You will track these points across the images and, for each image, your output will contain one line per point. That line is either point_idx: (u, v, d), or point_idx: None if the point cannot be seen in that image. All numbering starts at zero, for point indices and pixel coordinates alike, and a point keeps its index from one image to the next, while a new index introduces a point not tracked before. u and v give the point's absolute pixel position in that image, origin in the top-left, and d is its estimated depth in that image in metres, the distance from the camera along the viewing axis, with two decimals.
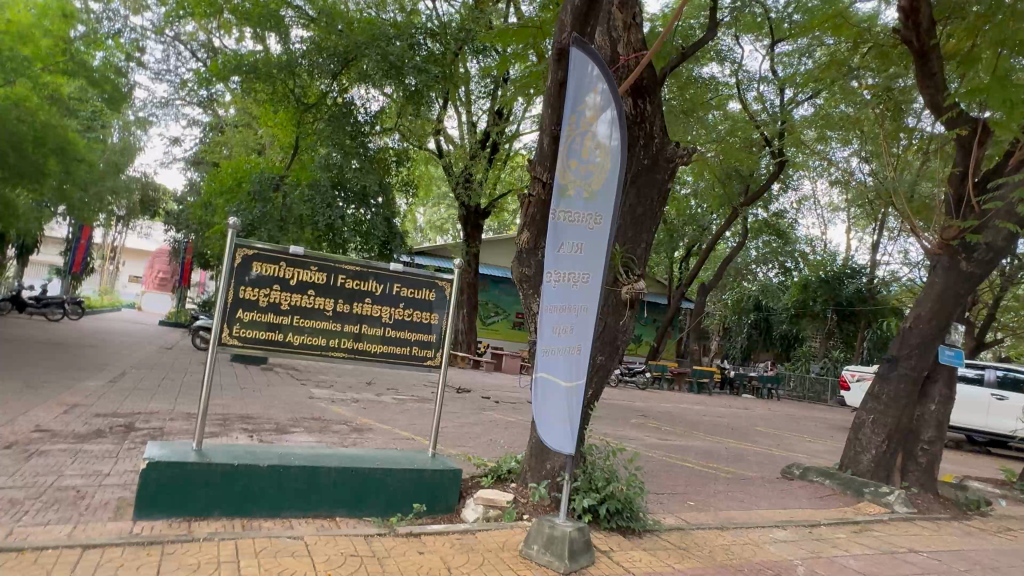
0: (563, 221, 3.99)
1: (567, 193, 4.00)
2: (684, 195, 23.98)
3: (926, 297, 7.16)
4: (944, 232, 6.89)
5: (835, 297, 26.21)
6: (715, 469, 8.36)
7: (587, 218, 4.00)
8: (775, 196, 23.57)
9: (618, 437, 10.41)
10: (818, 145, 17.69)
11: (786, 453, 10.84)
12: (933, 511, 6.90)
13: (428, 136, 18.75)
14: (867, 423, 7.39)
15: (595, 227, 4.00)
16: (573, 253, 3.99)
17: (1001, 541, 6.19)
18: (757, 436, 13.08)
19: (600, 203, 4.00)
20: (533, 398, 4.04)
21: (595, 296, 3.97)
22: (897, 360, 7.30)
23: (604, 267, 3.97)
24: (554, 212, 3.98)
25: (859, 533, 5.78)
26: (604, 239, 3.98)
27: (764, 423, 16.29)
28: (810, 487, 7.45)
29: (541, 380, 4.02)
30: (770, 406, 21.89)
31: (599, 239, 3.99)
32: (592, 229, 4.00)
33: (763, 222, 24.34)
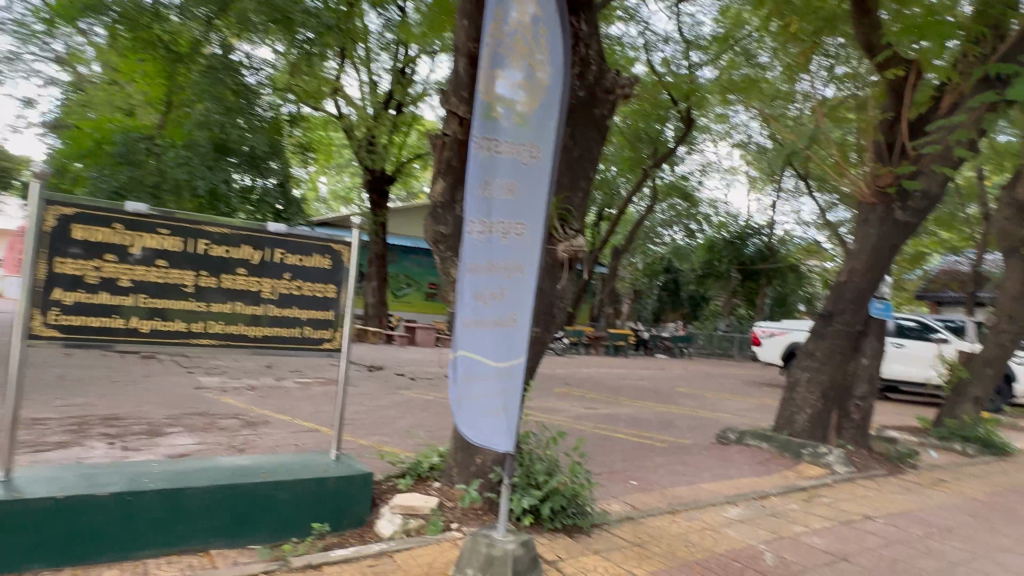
0: (490, 152, 3.10)
1: (492, 116, 3.12)
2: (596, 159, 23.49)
3: (861, 249, 6.90)
4: (878, 178, 6.67)
5: (739, 257, 27.65)
6: (649, 439, 7.90)
7: (522, 152, 3.14)
8: (682, 158, 23.63)
9: (544, 410, 9.77)
10: (727, 105, 17.59)
11: (712, 415, 10.66)
12: (869, 468, 6.74)
13: (324, 97, 16.95)
14: (801, 382, 7.13)
15: (532, 162, 3.16)
16: (501, 195, 3.12)
17: (941, 496, 6.05)
18: (680, 398, 12.94)
19: (536, 130, 3.16)
20: (452, 384, 3.17)
21: (534, 250, 3.15)
22: (831, 316, 7.05)
23: (545, 213, 3.15)
24: (474, 140, 3.07)
25: (809, 502, 5.41)
26: (545, 178, 3.16)
27: (682, 383, 16.36)
28: (747, 452, 7.14)
29: (461, 361, 3.15)
30: (685, 366, 22.20)
31: (541, 178, 3.16)
32: (529, 166, 3.15)
33: (671, 185, 24.38)
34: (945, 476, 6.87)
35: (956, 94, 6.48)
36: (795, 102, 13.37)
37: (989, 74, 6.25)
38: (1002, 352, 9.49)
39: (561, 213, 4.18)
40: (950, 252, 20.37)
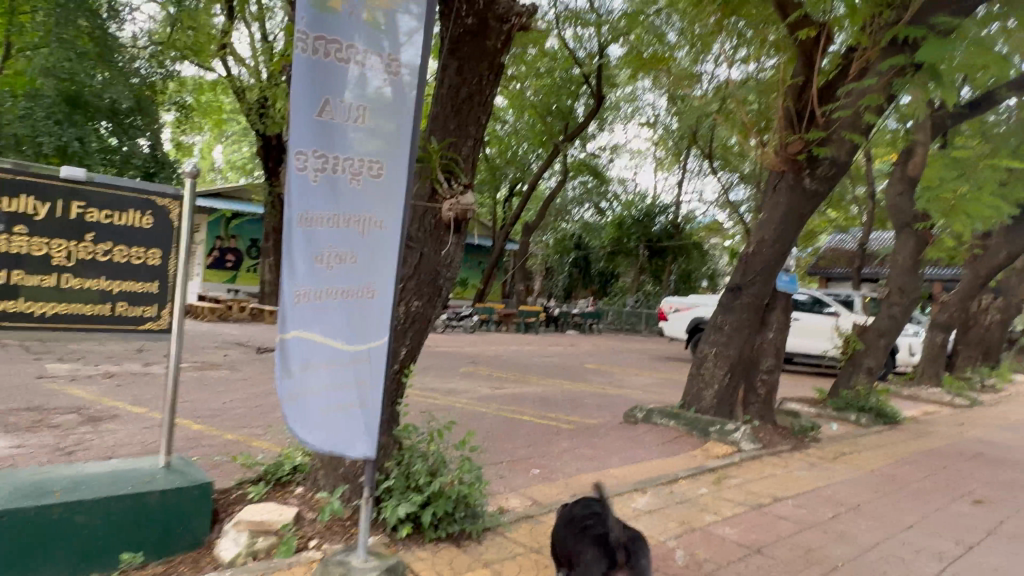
0: (330, 58, 2.73)
1: (332, 8, 2.73)
2: (507, 134, 22.82)
3: (769, 220, 6.69)
4: (788, 145, 6.39)
5: (646, 235, 27.99)
6: (555, 420, 7.46)
7: (372, 81, 2.80)
8: (594, 134, 23.39)
9: (446, 392, 9.14)
10: (637, 80, 17.37)
11: (621, 392, 10.43)
12: (775, 443, 6.60)
13: (209, 56, 15.21)
14: (709, 357, 6.93)
15: (387, 93, 2.81)
16: (343, 123, 2.75)
17: (844, 470, 5.96)
18: (589, 374, 12.71)
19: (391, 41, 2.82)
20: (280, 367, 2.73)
21: (395, 208, 2.80)
22: (740, 288, 6.84)
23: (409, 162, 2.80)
24: (299, 40, 2.70)
25: (718, 485, 5.11)
26: (406, 102, 2.80)
27: (591, 359, 16.23)
28: (655, 432, 6.84)
29: (294, 342, 2.74)
30: (594, 341, 22.26)
31: (399, 103, 2.80)
32: (380, 95, 2.80)
33: (580, 162, 24.19)
34: (847, 448, 6.86)
35: (865, 58, 6.22)
36: (704, 76, 13.20)
37: (897, 38, 5.97)
38: (893, 323, 9.81)
39: (449, 165, 3.53)
40: (839, 231, 21.40)
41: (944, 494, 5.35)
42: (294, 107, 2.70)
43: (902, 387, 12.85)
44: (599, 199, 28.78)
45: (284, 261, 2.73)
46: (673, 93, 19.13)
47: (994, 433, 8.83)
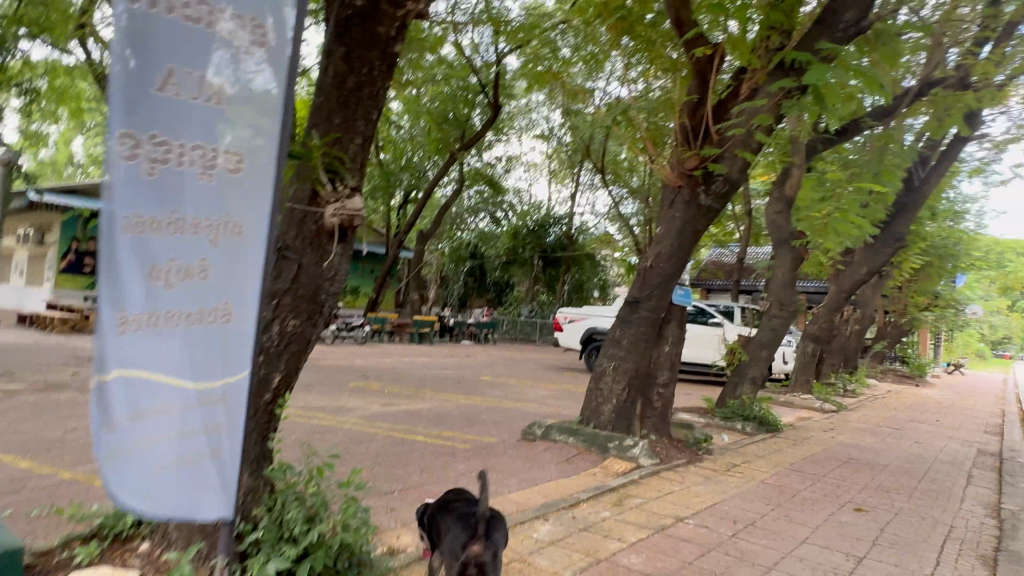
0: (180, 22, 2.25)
1: None
2: (402, 139, 22.25)
3: (666, 234, 6.71)
4: (684, 161, 6.47)
5: (541, 245, 28.77)
6: (451, 440, 7.10)
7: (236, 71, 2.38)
8: (490, 144, 23.34)
9: (332, 411, 8.50)
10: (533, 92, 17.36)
11: (518, 405, 10.25)
12: (672, 457, 6.62)
13: (67, 39, 13.51)
14: (607, 371, 6.88)
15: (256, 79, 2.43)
16: (188, 101, 2.28)
17: (737, 482, 6.06)
18: (485, 388, 12.43)
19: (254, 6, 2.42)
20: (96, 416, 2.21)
21: (258, 222, 2.45)
22: (638, 302, 6.83)
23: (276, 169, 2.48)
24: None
25: (620, 506, 4.97)
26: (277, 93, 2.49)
27: (487, 370, 15.98)
28: (554, 450, 6.67)
29: (115, 385, 2.22)
30: (489, 352, 22.08)
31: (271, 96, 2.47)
32: (245, 86, 2.40)
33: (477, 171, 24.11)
34: (737, 459, 7.02)
35: (755, 80, 6.40)
36: (599, 92, 13.36)
37: (784, 62, 6.19)
38: (774, 335, 10.34)
39: (333, 164, 3.08)
40: (719, 246, 22.69)
41: (828, 502, 5.53)
42: (119, 76, 2.14)
43: (779, 395, 13.63)
44: (495, 208, 28.79)
45: (101, 280, 2.17)
46: (568, 106, 19.45)
47: (861, 437, 9.48)
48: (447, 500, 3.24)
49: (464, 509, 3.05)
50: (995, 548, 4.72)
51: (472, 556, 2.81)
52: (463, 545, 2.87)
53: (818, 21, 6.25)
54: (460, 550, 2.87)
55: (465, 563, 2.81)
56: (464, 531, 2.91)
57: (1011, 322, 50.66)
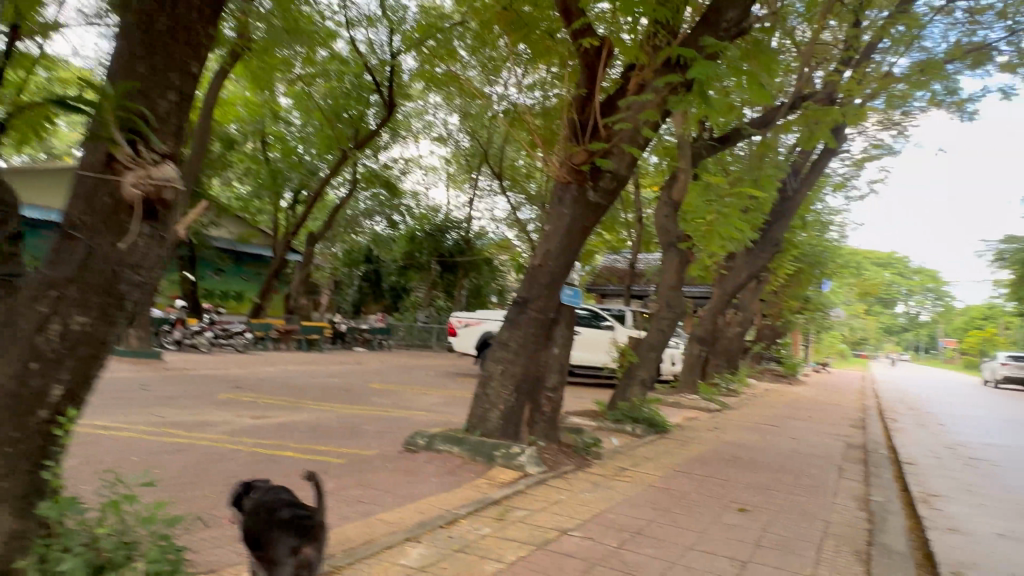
0: None
1: None
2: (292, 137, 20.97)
3: (554, 231, 6.46)
4: (572, 156, 6.24)
5: (439, 250, 28.32)
6: (324, 454, 6.45)
7: None
8: (386, 145, 22.55)
9: (191, 427, 7.55)
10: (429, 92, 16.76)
11: (404, 414, 9.68)
12: (559, 464, 6.36)
13: None
14: (495, 375, 6.52)
15: None
16: None
17: (624, 487, 5.89)
18: (372, 397, 11.71)
19: None
20: None
21: None
22: (526, 303, 6.53)
23: None
24: None
25: (502, 521, 4.61)
26: None
27: (377, 378, 15.22)
28: (436, 461, 6.23)
29: None
30: (382, 359, 21.19)
31: None
32: None
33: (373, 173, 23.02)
34: (625, 463, 6.89)
35: (642, 76, 6.30)
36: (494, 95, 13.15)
37: (670, 58, 6.12)
38: (662, 337, 10.46)
39: (133, 125, 2.70)
40: (613, 252, 23.15)
41: (712, 504, 5.45)
42: None
43: (668, 395, 13.91)
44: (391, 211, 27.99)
45: None
46: (466, 108, 19.14)
47: (744, 435, 9.73)
48: (262, 492, 3.02)
49: (287, 507, 2.88)
50: (868, 542, 4.79)
51: (303, 558, 2.76)
52: (288, 547, 2.77)
53: (702, 20, 6.24)
54: (284, 552, 2.76)
55: (295, 566, 2.75)
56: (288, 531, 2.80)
57: (867, 325, 55.99)
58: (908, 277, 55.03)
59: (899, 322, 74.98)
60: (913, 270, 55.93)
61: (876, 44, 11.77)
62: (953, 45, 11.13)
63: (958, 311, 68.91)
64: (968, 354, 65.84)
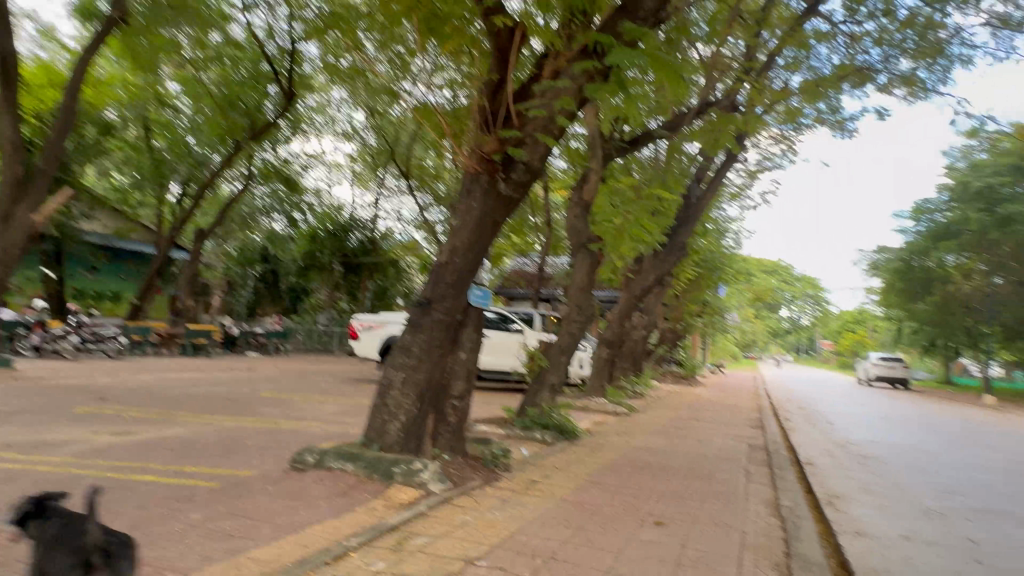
0: None
1: None
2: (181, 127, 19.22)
3: (462, 225, 5.94)
4: (482, 144, 5.72)
5: (342, 250, 27.11)
6: (193, 479, 5.57)
7: None
8: (286, 139, 20.91)
9: (32, 449, 6.40)
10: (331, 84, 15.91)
11: (296, 426, 8.82)
12: (466, 480, 5.84)
13: None
14: (395, 384, 5.92)
15: None
16: None
17: (535, 502, 5.47)
18: (262, 407, 10.70)
19: None
20: None
21: None
22: (430, 304, 5.96)
23: None
24: None
25: (398, 553, 4.05)
26: None
27: (270, 386, 14.03)
28: (327, 481, 5.54)
29: None
30: (278, 364, 19.80)
31: None
32: None
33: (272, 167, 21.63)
34: (535, 474, 6.48)
35: (558, 63, 5.92)
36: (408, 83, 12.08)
37: (588, 44, 5.78)
38: (573, 340, 10.20)
39: None
40: (521, 256, 22.99)
41: (627, 518, 5.13)
42: None
43: (576, 400, 13.74)
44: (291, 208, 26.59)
45: None
46: (373, 104, 18.30)
47: (652, 440, 9.64)
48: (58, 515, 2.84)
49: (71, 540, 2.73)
50: (785, 553, 4.61)
51: None
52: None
53: (620, 6, 5.95)
54: None
55: None
56: (76, 563, 2.69)
57: (756, 329, 59.57)
58: (791, 283, 59.09)
59: (783, 327, 80.43)
60: (795, 277, 60.30)
61: (774, 59, 12.18)
62: (843, 62, 11.71)
63: (833, 316, 74.97)
64: (842, 355, 71.73)
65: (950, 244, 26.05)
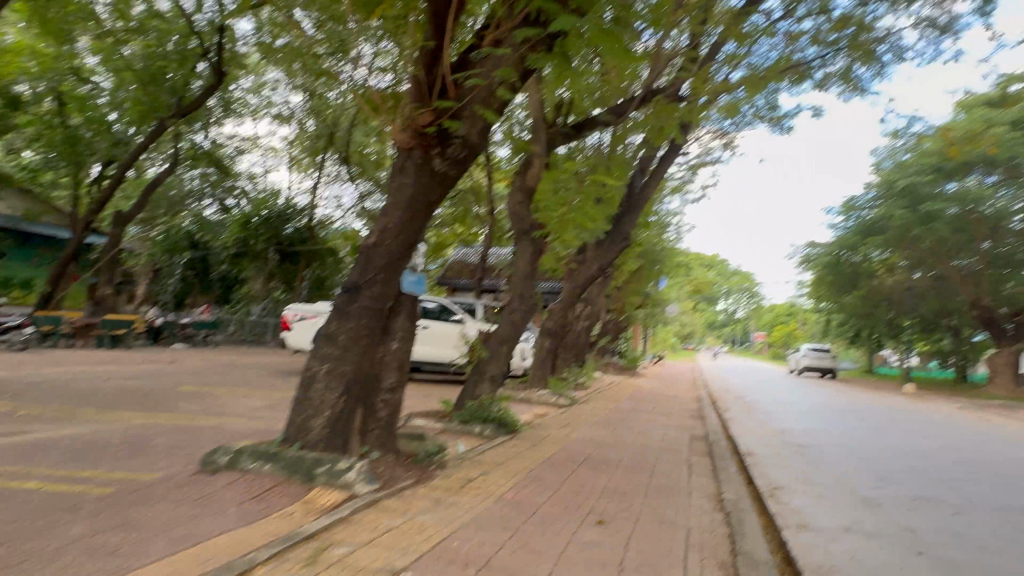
0: None
1: None
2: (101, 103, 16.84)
3: (393, 203, 5.48)
4: (415, 116, 5.28)
5: (277, 238, 25.53)
6: (83, 485, 4.93)
7: None
8: (218, 120, 19.34)
9: None
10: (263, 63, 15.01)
11: (215, 422, 8.17)
12: (396, 479, 5.42)
13: None
14: (318, 376, 5.42)
15: None
16: None
17: (471, 502, 5.10)
18: (181, 402, 9.94)
19: None
20: None
21: None
22: (358, 289, 5.48)
23: None
24: None
25: (313, 567, 3.61)
26: None
27: (192, 380, 13.14)
28: (240, 483, 5.02)
29: None
30: (205, 357, 18.71)
31: None
32: None
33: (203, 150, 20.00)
34: (472, 471, 6.11)
35: (498, 33, 5.57)
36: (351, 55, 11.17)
37: (530, 14, 5.47)
38: (513, 330, 9.86)
39: None
40: (465, 246, 22.56)
41: (568, 518, 4.83)
42: None
43: (517, 392, 13.45)
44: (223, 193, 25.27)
45: None
46: (311, 87, 17.40)
47: (594, 432, 9.43)
48: None
49: None
50: (731, 552, 4.43)
51: None
52: None
53: None
54: None
55: None
56: None
57: (694, 321, 61.06)
58: (727, 277, 60.82)
59: (719, 319, 82.87)
60: (732, 271, 62.13)
61: (717, 50, 12.14)
62: (784, 57, 11.78)
63: (766, 309, 77.86)
64: (774, 347, 74.53)
65: (876, 240, 27.17)
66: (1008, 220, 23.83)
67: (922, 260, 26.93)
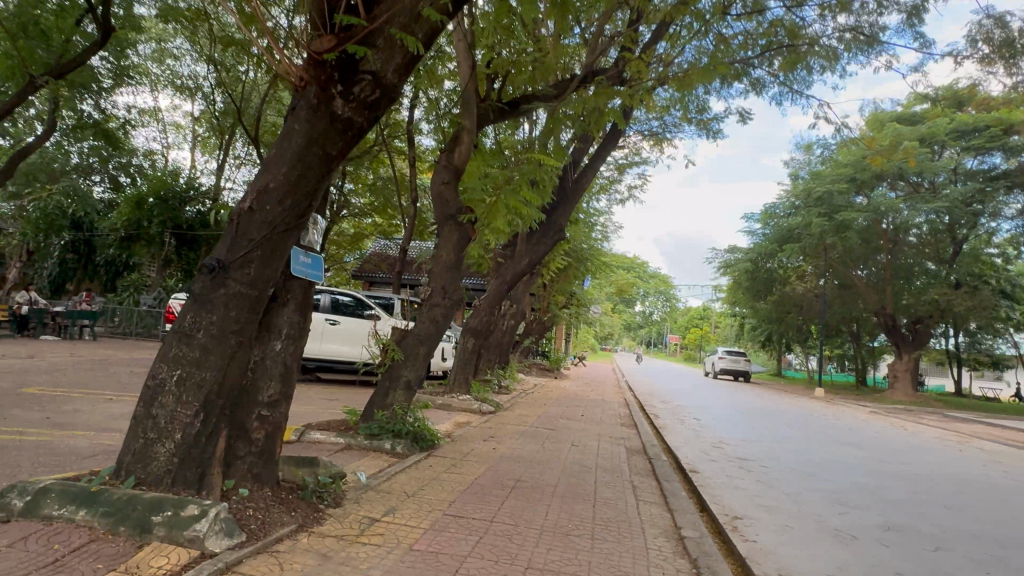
0: None
1: None
2: None
3: (279, 156, 4.12)
4: (313, 42, 3.95)
5: (174, 220, 21.74)
6: None
7: None
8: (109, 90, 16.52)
9: None
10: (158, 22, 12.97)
11: (48, 438, 6.42)
12: (271, 528, 4.07)
13: None
14: (166, 386, 3.95)
15: None
16: None
17: (370, 558, 3.84)
18: (19, 409, 8.01)
19: None
20: None
21: None
22: (226, 269, 4.05)
23: None
24: None
25: None
26: None
27: (49, 379, 11.00)
28: (38, 538, 3.53)
29: None
30: (76, 351, 16.21)
31: None
32: None
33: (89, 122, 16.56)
34: (376, 508, 4.84)
35: None
36: (275, 10, 9.05)
37: None
38: (432, 329, 8.61)
39: None
40: (384, 237, 21.00)
41: None
42: None
43: (436, 397, 12.19)
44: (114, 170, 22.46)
45: None
46: (217, 57, 15.38)
47: (523, 446, 8.33)
48: None
49: None
50: None
51: None
52: None
53: None
54: None
55: None
56: None
57: (612, 323, 61.67)
58: (646, 280, 61.97)
59: (635, 321, 84.72)
60: (650, 275, 63.33)
61: (661, 36, 11.33)
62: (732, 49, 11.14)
63: (681, 313, 80.13)
64: (686, 351, 76.72)
65: (793, 248, 27.68)
66: (906, 234, 24.95)
67: (834, 267, 27.78)
